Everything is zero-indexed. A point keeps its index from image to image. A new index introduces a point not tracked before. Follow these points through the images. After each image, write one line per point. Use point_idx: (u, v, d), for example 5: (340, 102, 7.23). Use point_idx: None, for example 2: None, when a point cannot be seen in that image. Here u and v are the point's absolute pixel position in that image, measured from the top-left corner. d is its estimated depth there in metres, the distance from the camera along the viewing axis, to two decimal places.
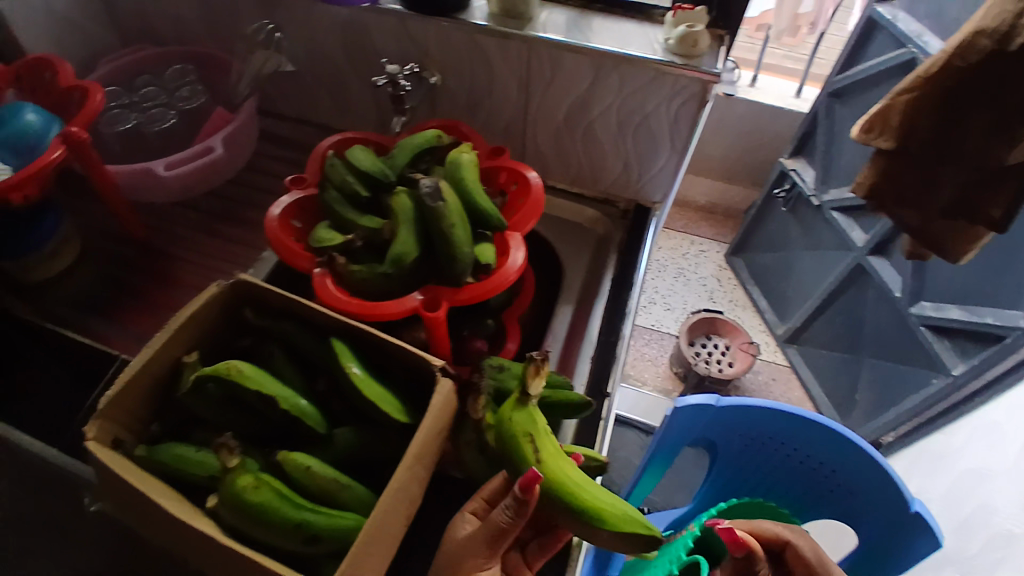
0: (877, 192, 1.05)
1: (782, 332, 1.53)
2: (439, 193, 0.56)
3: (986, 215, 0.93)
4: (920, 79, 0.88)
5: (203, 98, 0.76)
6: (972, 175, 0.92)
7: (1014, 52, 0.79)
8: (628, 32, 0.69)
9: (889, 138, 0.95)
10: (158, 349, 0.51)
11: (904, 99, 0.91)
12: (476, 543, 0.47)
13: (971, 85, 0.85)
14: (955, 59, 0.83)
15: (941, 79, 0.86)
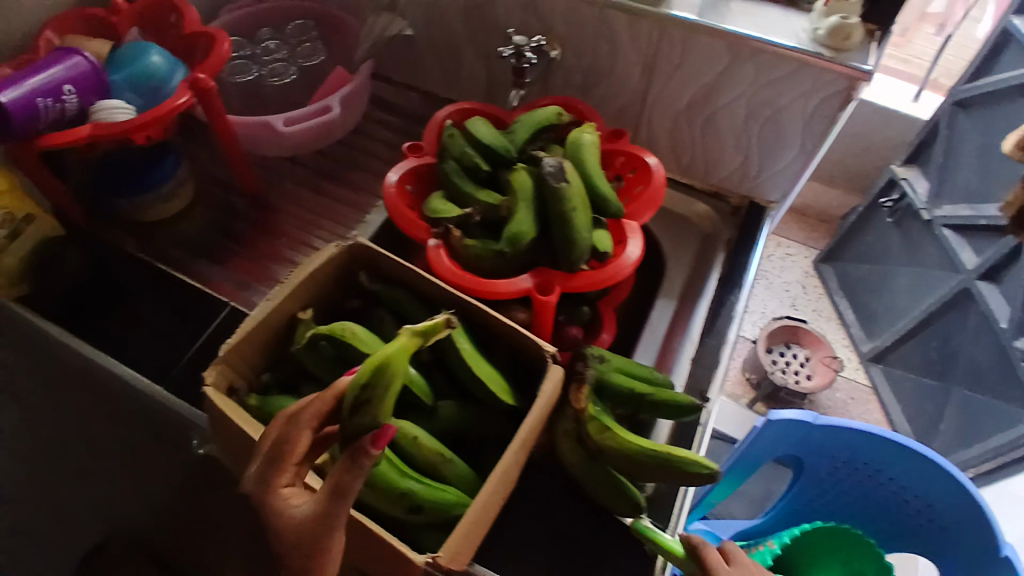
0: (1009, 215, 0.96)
1: (866, 349, 1.44)
2: (563, 173, 0.55)
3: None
4: None
5: (323, 56, 0.77)
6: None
7: None
8: (770, 17, 0.64)
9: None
10: (277, 303, 0.52)
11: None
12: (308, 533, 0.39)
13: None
14: None
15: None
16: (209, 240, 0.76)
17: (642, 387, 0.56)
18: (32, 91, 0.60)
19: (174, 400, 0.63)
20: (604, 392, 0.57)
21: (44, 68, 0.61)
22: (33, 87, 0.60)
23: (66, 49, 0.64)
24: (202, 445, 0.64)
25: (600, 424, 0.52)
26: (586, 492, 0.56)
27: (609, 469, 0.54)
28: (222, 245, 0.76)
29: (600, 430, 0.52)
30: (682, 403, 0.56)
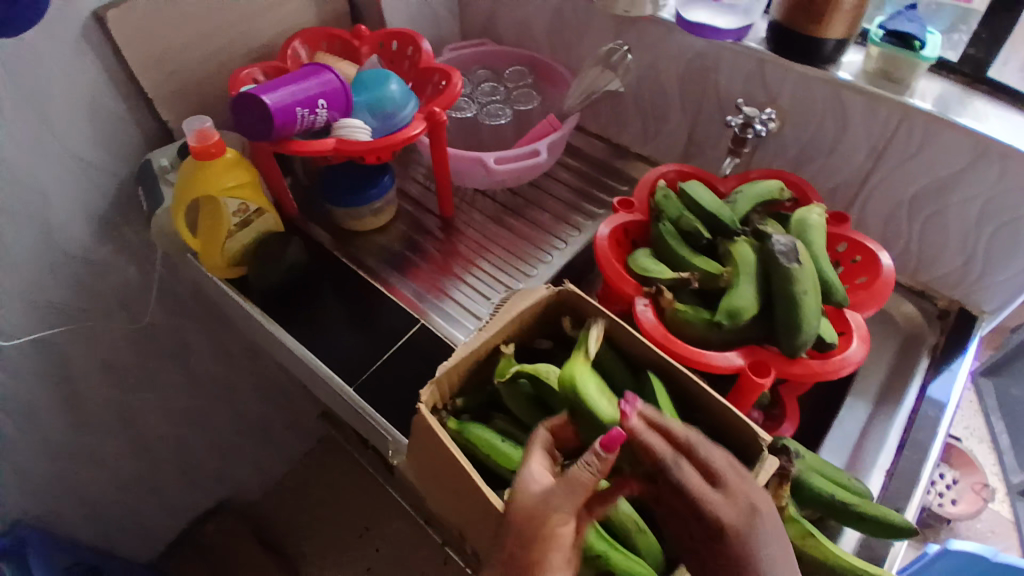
0: None
1: (1017, 482, 1.28)
2: (796, 254, 0.53)
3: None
4: None
5: (534, 104, 0.81)
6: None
7: None
8: (1020, 123, 0.61)
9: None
10: (492, 336, 0.54)
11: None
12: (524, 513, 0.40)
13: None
14: None
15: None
16: (397, 253, 0.80)
17: (843, 495, 0.52)
18: (297, 100, 0.65)
19: (363, 405, 0.64)
20: (800, 493, 0.53)
21: (308, 81, 0.67)
22: (298, 97, 0.65)
23: (318, 65, 0.70)
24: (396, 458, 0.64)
25: (802, 529, 0.50)
26: None
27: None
28: (407, 259, 0.80)
29: (802, 535, 0.50)
30: (891, 522, 0.52)
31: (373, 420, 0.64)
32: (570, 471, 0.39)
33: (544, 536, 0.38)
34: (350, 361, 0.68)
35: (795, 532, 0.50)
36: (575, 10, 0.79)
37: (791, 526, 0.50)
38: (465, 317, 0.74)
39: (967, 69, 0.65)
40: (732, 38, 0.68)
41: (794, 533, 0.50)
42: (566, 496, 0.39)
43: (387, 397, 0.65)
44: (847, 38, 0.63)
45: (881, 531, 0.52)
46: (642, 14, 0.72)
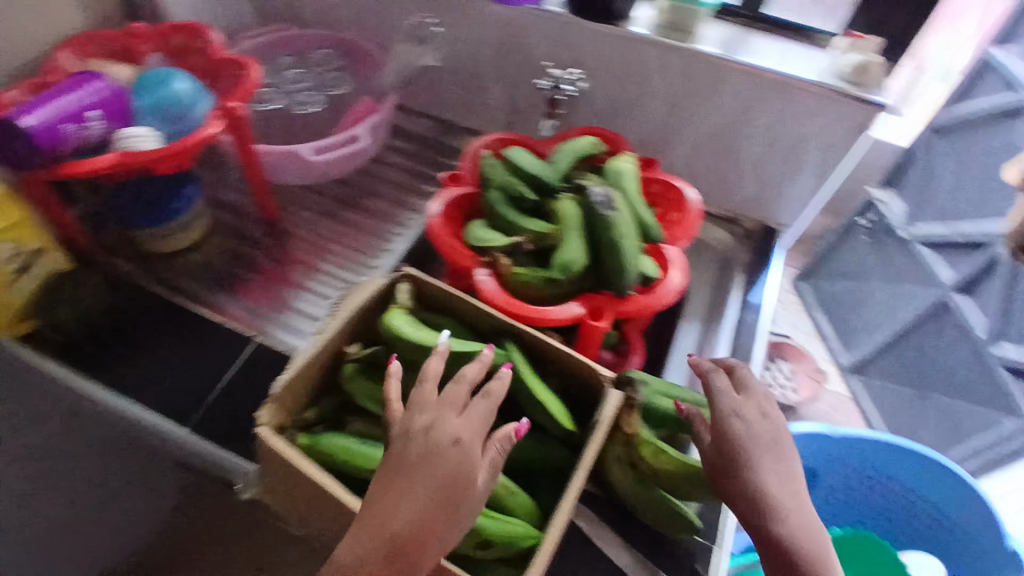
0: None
1: (847, 362, 1.48)
2: (612, 202, 0.56)
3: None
4: None
5: (346, 86, 0.78)
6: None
7: None
8: (790, 53, 0.69)
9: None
10: (328, 340, 0.53)
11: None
12: (438, 477, 0.41)
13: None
14: None
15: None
16: (226, 270, 0.75)
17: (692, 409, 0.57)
18: (60, 116, 0.57)
19: (207, 445, 0.60)
20: (650, 417, 0.57)
21: (71, 92, 0.60)
22: (63, 112, 0.58)
23: (85, 72, 0.63)
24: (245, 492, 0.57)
25: (653, 449, 0.54)
26: (636, 512, 0.58)
27: (659, 492, 0.56)
28: (238, 275, 0.75)
29: (655, 454, 0.54)
30: None
31: (220, 455, 0.59)
32: (486, 452, 0.44)
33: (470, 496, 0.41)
34: (187, 395, 0.63)
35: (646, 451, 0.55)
36: None
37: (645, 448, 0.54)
38: (310, 323, 0.71)
39: (744, 11, 0.72)
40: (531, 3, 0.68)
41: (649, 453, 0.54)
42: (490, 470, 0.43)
43: (235, 424, 0.61)
44: None
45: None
46: None
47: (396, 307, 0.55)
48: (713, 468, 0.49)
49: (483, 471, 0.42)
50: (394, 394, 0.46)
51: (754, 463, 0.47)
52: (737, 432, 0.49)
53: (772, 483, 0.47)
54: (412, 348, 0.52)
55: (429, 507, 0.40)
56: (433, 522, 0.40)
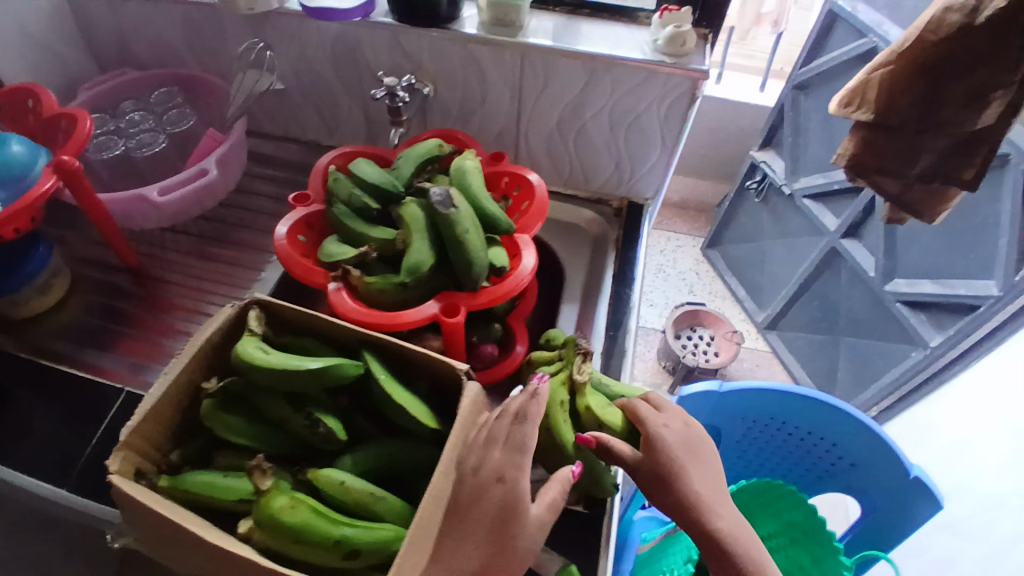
0: (858, 164, 0.90)
1: (761, 319, 1.58)
2: (451, 200, 0.57)
3: (958, 177, 0.82)
4: (893, 53, 0.79)
5: (191, 121, 0.79)
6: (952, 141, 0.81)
7: (982, 26, 0.72)
8: (616, 36, 0.72)
9: (866, 110, 0.84)
10: (177, 376, 0.51)
11: (882, 72, 0.81)
12: (485, 508, 0.42)
13: (948, 60, 0.76)
14: (927, 33, 0.76)
15: (920, 53, 0.77)
16: (95, 324, 0.73)
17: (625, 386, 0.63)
18: None
19: (80, 501, 0.58)
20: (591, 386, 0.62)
21: None
22: None
23: None
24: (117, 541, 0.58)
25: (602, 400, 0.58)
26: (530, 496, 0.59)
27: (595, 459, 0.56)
28: (108, 328, 0.73)
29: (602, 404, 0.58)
30: None
31: (91, 507, 0.58)
32: (543, 494, 0.45)
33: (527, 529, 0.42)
34: (54, 458, 0.60)
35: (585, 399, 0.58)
36: (203, 15, 0.76)
37: (589, 399, 0.58)
38: None
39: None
40: (358, 15, 0.70)
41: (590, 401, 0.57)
42: (548, 508, 0.44)
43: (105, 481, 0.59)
44: None
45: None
46: (266, 10, 0.71)
47: (249, 334, 0.53)
48: (646, 473, 0.51)
49: (540, 507, 0.44)
50: (458, 438, 0.48)
51: (683, 471, 0.50)
52: (669, 438, 0.51)
53: (705, 485, 0.50)
54: (260, 373, 0.50)
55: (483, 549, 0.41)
56: (491, 561, 0.41)
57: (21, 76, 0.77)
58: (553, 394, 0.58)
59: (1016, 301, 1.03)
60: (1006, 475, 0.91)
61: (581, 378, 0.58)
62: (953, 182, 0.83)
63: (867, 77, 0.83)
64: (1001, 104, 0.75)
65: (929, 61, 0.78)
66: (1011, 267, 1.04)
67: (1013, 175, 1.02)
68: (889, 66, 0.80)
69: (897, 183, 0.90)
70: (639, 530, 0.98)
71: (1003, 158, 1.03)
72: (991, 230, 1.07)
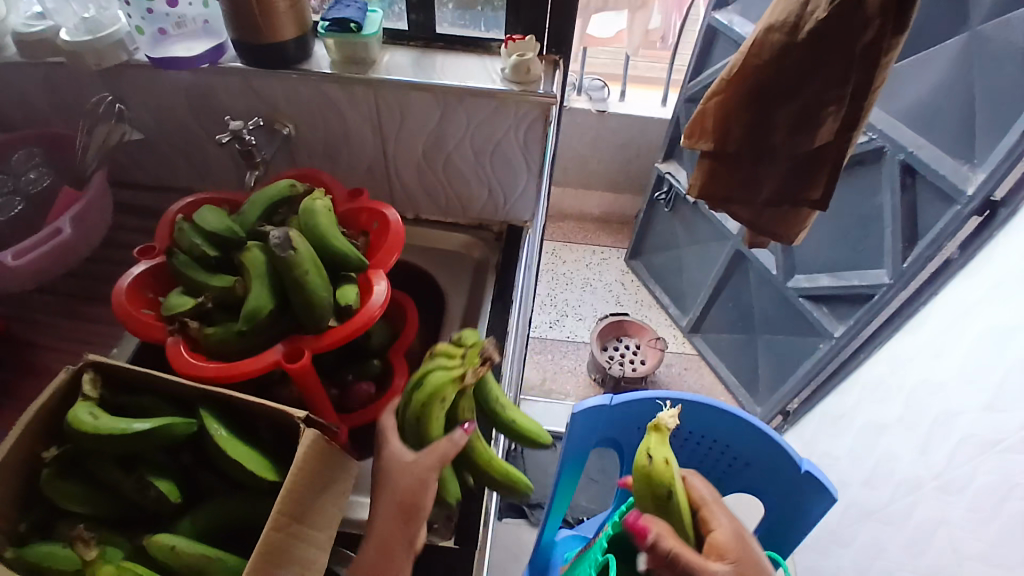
0: (708, 192, 1.03)
1: (686, 323, 1.62)
2: (289, 242, 0.56)
3: (807, 197, 0.95)
4: (725, 80, 0.91)
5: (49, 180, 0.76)
6: (795, 163, 0.93)
7: (804, 41, 0.83)
8: (469, 67, 0.73)
9: (709, 140, 0.96)
10: (13, 445, 0.48)
11: (715, 101, 0.93)
12: (388, 463, 0.51)
13: (768, 84, 0.88)
14: (752, 58, 0.87)
15: (747, 77, 0.88)
16: None
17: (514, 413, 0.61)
18: None
19: None
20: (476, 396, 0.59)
21: None
22: None
23: None
24: None
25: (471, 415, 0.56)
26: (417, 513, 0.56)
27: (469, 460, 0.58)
28: None
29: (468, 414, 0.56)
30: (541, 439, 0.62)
31: None
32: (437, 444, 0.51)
33: (409, 465, 0.51)
34: None
35: (659, 456, 0.62)
36: (52, 70, 0.75)
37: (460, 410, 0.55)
38: None
39: (420, 33, 0.77)
40: (206, 61, 0.70)
41: (660, 460, 0.62)
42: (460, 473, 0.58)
43: None
44: (302, 36, 0.69)
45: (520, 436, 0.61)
46: (114, 62, 0.71)
47: (83, 399, 0.51)
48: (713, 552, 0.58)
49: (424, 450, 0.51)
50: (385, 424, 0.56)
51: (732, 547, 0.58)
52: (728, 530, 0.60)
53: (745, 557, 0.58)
54: (92, 436, 0.47)
55: (398, 514, 0.49)
56: (392, 488, 0.50)
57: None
58: (438, 394, 0.51)
59: (908, 288, 1.08)
60: (913, 457, 0.91)
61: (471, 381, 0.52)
62: (802, 203, 0.95)
63: (704, 107, 0.95)
64: (834, 120, 0.86)
65: (757, 82, 0.88)
66: (898, 256, 1.09)
67: (890, 167, 1.07)
68: (723, 94, 0.91)
69: (749, 211, 1.05)
70: (561, 550, 0.97)
71: (876, 153, 1.09)
72: (876, 221, 1.13)
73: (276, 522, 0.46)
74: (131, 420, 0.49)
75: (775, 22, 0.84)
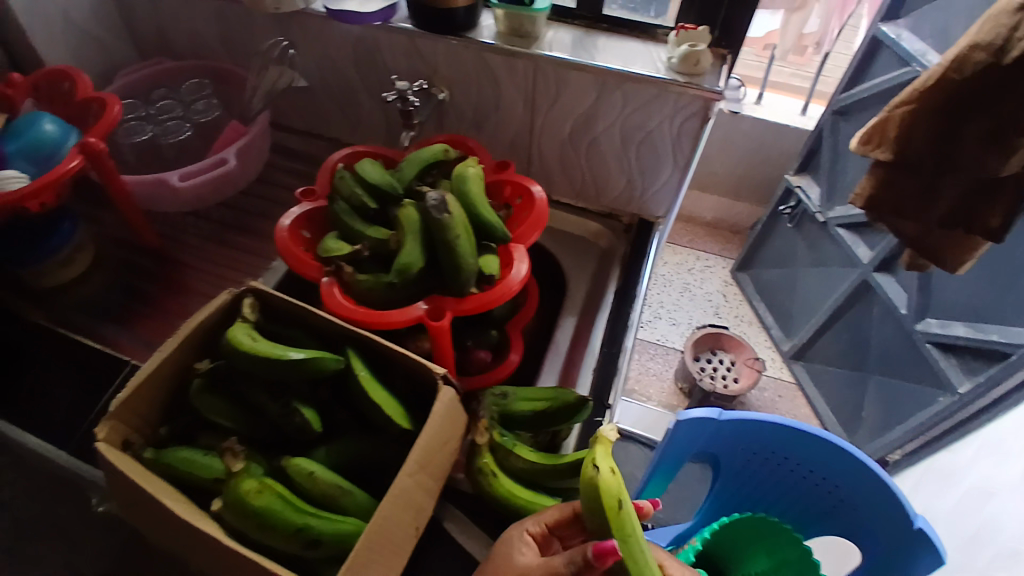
0: (876, 202, 1.05)
1: (788, 348, 1.54)
2: (445, 205, 0.57)
3: (983, 224, 0.94)
4: (916, 91, 0.89)
5: (217, 111, 0.82)
6: (973, 187, 0.93)
7: (1009, 64, 0.79)
8: (632, 50, 0.71)
9: (885, 151, 0.97)
10: (171, 355, 0.52)
11: (902, 110, 0.92)
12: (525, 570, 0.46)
13: (963, 100, 0.86)
14: (950, 72, 0.85)
15: (940, 93, 0.87)
16: (111, 300, 0.77)
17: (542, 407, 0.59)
18: None
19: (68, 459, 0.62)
20: (515, 423, 0.59)
21: None
22: None
23: None
24: (103, 505, 0.64)
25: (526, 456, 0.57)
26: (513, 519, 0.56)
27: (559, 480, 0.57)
28: (123, 305, 0.76)
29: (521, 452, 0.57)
30: (575, 402, 0.59)
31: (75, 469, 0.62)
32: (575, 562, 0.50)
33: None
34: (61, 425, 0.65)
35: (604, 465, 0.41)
36: (237, 13, 0.80)
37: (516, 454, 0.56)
38: None
39: (587, 13, 0.75)
40: (379, 20, 0.72)
41: (608, 471, 0.41)
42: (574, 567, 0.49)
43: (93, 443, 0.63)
44: (472, 4, 0.69)
45: (560, 414, 0.60)
46: (292, 10, 0.74)
47: (242, 322, 0.54)
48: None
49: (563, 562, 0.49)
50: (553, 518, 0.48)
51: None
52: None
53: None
54: (246, 356, 0.51)
55: None
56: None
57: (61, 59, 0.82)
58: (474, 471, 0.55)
59: None
60: None
61: (482, 439, 0.55)
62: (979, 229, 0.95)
63: (888, 114, 0.95)
64: None
65: (949, 98, 0.87)
66: None
67: None
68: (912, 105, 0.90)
69: (916, 227, 1.05)
70: None
71: None
72: None
73: (408, 468, 0.47)
74: (282, 349, 0.52)
75: (980, 40, 0.81)
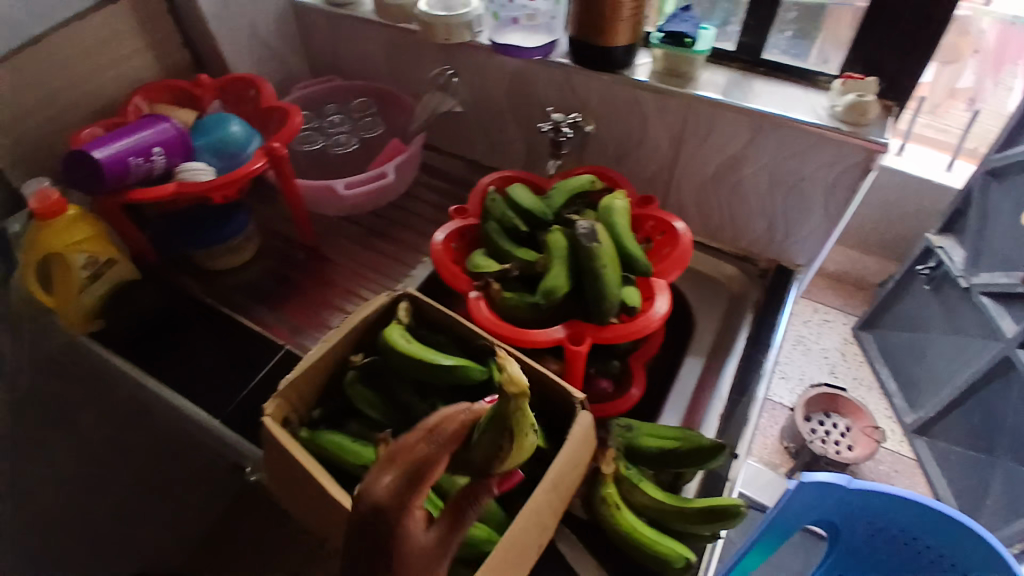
0: None
1: (910, 421, 1.42)
2: (595, 234, 0.59)
3: None
4: None
5: (380, 129, 0.91)
6: None
7: None
8: (791, 96, 0.70)
9: None
10: (334, 346, 0.57)
11: None
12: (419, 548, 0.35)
13: None
14: None
15: None
16: (267, 288, 0.84)
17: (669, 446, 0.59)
18: (126, 151, 0.70)
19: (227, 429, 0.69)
20: (642, 459, 0.59)
21: (131, 133, 0.72)
22: (127, 148, 0.70)
23: (158, 118, 0.76)
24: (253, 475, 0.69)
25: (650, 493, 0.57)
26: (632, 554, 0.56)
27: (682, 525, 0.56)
28: (277, 293, 0.84)
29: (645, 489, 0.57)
30: (710, 446, 0.57)
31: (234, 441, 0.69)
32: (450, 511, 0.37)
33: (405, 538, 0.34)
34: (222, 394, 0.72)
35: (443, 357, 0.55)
36: (407, 42, 0.87)
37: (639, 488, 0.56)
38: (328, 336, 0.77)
39: (744, 55, 0.75)
40: (540, 54, 0.76)
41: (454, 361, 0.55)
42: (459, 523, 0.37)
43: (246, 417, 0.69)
44: (633, 43, 0.71)
45: (693, 457, 0.58)
46: (460, 41, 0.80)
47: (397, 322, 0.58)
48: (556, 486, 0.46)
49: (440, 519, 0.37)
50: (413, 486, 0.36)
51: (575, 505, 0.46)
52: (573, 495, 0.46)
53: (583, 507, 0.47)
54: (401, 356, 0.54)
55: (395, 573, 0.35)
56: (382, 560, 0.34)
57: (246, 67, 0.93)
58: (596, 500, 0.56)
59: None
60: None
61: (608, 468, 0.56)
62: None
63: None
64: None
65: None
66: None
67: None
68: None
69: None
70: None
71: None
72: None
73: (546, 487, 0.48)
74: (432, 354, 0.55)
75: None
